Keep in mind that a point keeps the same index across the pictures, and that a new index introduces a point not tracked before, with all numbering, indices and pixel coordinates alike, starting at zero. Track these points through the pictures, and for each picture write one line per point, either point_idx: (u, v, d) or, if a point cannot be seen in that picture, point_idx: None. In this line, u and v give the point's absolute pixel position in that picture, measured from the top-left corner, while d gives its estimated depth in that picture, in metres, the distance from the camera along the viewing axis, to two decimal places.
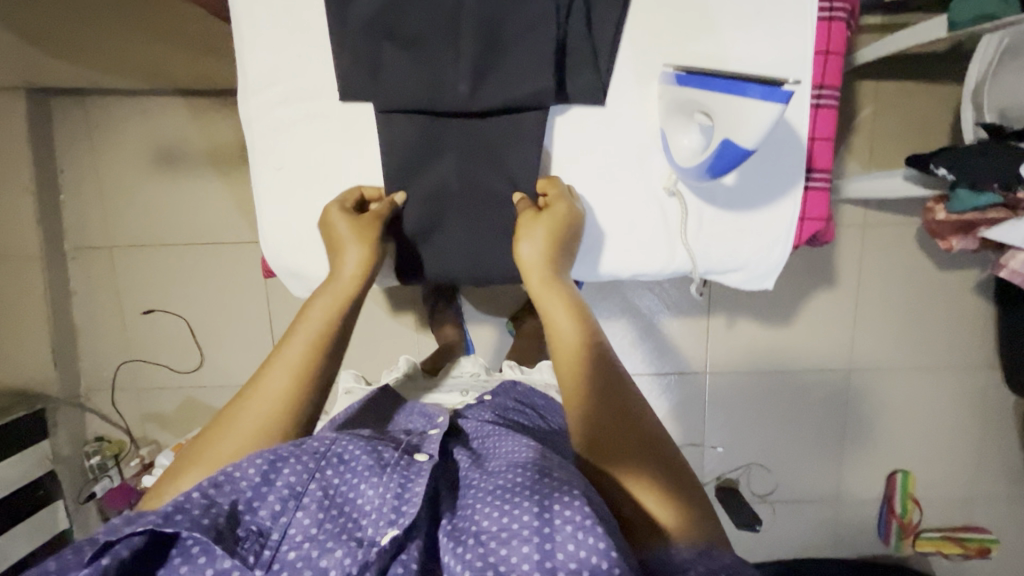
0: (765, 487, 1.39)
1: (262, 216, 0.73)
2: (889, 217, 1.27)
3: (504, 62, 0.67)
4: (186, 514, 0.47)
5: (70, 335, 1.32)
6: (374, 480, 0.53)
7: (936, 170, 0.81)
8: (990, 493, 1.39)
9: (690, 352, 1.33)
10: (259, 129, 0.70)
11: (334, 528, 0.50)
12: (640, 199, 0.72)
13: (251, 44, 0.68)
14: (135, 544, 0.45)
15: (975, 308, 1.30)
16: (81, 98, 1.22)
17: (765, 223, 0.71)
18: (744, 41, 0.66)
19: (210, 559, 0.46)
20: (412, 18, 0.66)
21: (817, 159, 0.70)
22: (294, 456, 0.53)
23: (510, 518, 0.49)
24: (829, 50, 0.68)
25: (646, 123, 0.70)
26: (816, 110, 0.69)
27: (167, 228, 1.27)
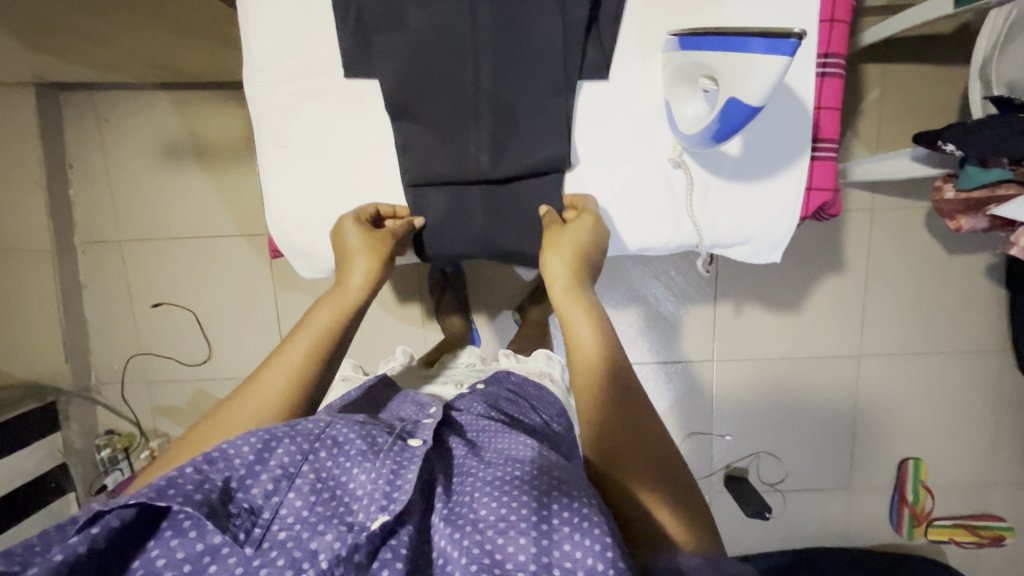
0: (775, 476, 1.38)
1: (268, 193, 0.74)
2: (897, 201, 1.26)
3: (511, 26, 0.66)
4: (179, 488, 0.46)
5: (81, 328, 1.33)
6: (366, 465, 0.53)
7: (945, 145, 0.81)
8: (1003, 480, 1.37)
9: (697, 340, 1.32)
10: (265, 107, 0.71)
11: (325, 511, 0.49)
12: (647, 171, 0.71)
13: (255, 24, 0.68)
14: (126, 515, 0.45)
15: (986, 292, 1.29)
16: (90, 92, 1.24)
17: (769, 195, 0.70)
18: (748, 12, 0.66)
19: (201, 534, 0.46)
20: None
21: (823, 128, 0.70)
22: (288, 437, 0.53)
23: (510, 510, 0.48)
24: (834, 18, 0.67)
25: (651, 96, 0.70)
26: (821, 79, 0.69)
27: (176, 220, 1.28)
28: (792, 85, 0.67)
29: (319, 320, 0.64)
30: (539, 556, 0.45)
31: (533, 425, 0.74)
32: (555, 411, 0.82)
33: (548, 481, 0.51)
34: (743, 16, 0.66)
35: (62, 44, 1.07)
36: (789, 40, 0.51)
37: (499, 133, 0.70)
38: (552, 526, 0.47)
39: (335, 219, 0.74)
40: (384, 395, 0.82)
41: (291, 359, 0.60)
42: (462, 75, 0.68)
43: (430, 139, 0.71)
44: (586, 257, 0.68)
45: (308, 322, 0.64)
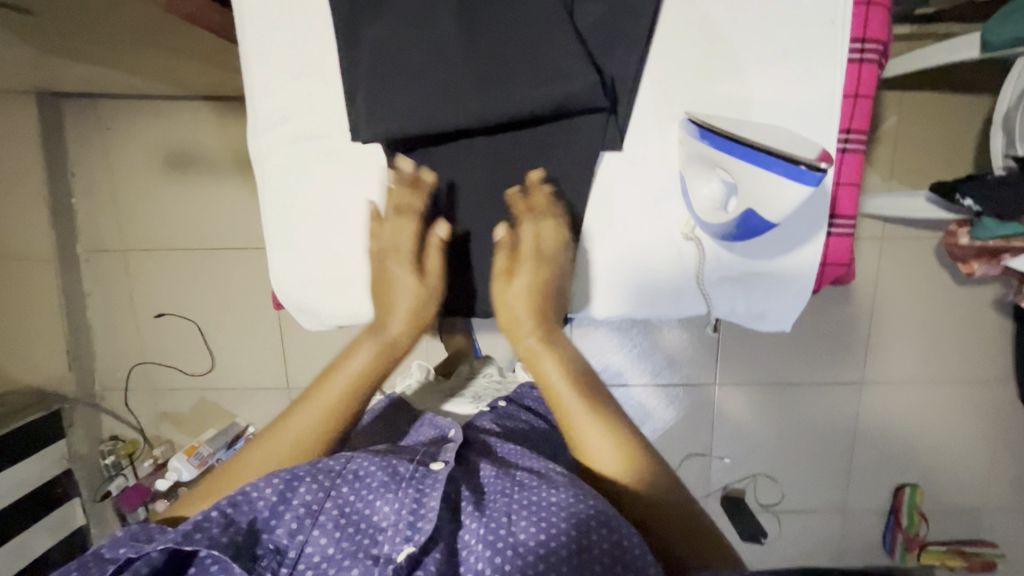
0: (772, 497, 1.39)
1: (273, 254, 0.71)
2: (908, 230, 1.24)
3: (509, 86, 0.61)
4: (203, 533, 0.52)
5: (85, 336, 1.33)
6: (388, 496, 0.59)
7: (962, 201, 0.79)
8: (998, 506, 1.38)
9: (699, 363, 1.32)
10: (270, 167, 0.68)
11: (350, 546, 0.56)
12: (658, 244, 0.69)
13: (261, 81, 0.66)
14: (153, 561, 0.52)
15: (993, 323, 1.28)
16: (90, 100, 1.21)
17: (785, 270, 0.68)
18: (768, 85, 0.64)
19: (227, 574, 0.53)
20: (413, 53, 0.62)
21: (840, 204, 0.67)
22: (310, 475, 0.59)
23: (544, 529, 0.55)
24: (858, 94, 0.65)
25: (666, 167, 0.68)
26: (841, 155, 0.66)
27: (178, 232, 1.27)
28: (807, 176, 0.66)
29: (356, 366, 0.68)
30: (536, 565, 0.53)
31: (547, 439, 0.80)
32: None
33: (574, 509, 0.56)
34: (761, 88, 0.64)
35: (61, 46, 1.04)
36: (815, 171, 0.54)
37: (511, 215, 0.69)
38: (589, 540, 0.54)
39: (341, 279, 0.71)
40: (400, 422, 0.82)
41: (330, 395, 0.66)
42: (477, 152, 0.67)
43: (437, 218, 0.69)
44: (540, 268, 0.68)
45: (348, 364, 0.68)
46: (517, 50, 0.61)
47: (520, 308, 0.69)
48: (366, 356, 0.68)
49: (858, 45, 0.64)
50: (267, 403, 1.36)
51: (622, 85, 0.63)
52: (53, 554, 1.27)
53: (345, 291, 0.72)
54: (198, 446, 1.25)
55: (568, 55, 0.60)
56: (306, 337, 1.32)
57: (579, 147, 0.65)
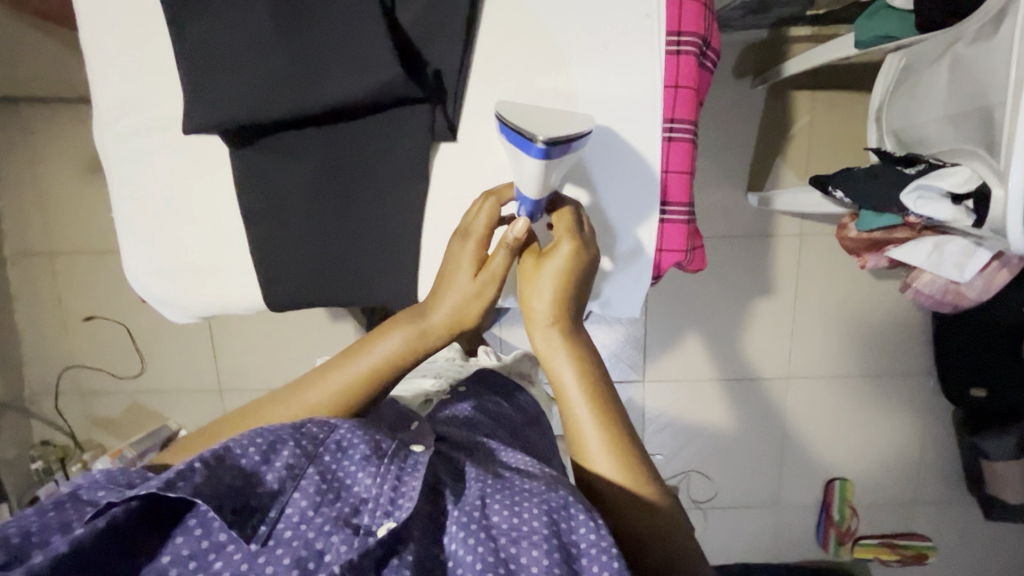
0: (703, 493, 1.40)
1: (128, 245, 0.63)
2: (826, 227, 1.27)
3: (332, 58, 0.54)
4: (188, 480, 0.43)
5: (13, 342, 1.32)
6: (372, 469, 0.48)
7: (833, 193, 0.81)
8: (929, 498, 1.40)
9: (628, 361, 1.34)
10: (114, 160, 0.61)
11: (334, 512, 0.45)
12: None
13: (101, 69, 0.58)
14: (130, 506, 0.43)
15: (913, 318, 1.31)
16: (15, 105, 1.22)
17: (615, 258, 0.60)
18: (626, 53, 0.55)
19: (206, 531, 0.43)
20: (226, 25, 0.55)
21: (669, 192, 0.59)
22: (294, 438, 0.49)
23: (521, 518, 0.45)
24: (679, 84, 0.56)
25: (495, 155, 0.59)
26: (666, 145, 0.57)
27: (107, 234, 1.28)
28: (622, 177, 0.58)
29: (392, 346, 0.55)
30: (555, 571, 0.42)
31: (515, 426, 0.72)
32: (534, 407, 0.81)
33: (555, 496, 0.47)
34: (589, 82, 0.56)
35: None
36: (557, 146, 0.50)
37: (333, 221, 0.60)
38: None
39: (208, 270, 0.63)
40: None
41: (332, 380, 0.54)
42: (299, 151, 0.59)
43: (266, 199, 0.60)
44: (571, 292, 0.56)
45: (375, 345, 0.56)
46: (344, 20, 0.54)
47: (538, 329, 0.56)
48: (398, 344, 0.55)
49: (675, 34, 0.55)
50: (199, 406, 1.36)
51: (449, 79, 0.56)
52: None
53: (199, 283, 0.63)
54: (123, 450, 1.24)
55: (381, 49, 0.54)
56: (238, 338, 1.33)
57: (403, 148, 0.58)
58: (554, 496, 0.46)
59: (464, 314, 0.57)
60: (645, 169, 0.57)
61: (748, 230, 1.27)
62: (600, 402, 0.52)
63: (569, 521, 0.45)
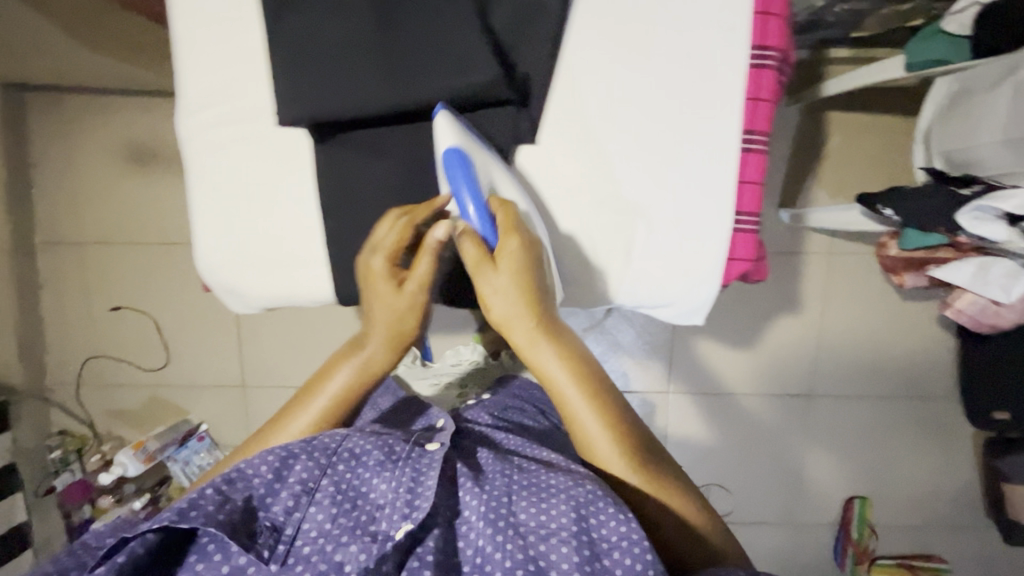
0: (722, 507, 1.39)
1: (199, 234, 0.63)
2: (854, 246, 1.28)
3: (421, 54, 0.54)
4: (199, 511, 0.51)
5: (36, 328, 1.30)
6: (386, 475, 0.57)
7: (882, 211, 0.82)
8: (945, 522, 1.40)
9: (653, 372, 1.34)
10: (192, 149, 0.61)
11: (348, 521, 0.54)
12: (568, 234, 0.59)
13: (191, 56, 0.59)
14: (149, 541, 0.49)
15: (936, 340, 1.32)
16: (56, 92, 1.22)
17: (688, 261, 0.59)
18: (712, 60, 0.55)
19: (224, 556, 0.51)
20: (319, 21, 0.55)
21: (741, 202, 0.59)
22: (306, 453, 0.58)
23: (546, 516, 0.53)
24: (758, 97, 0.57)
25: (578, 153, 0.58)
26: (742, 155, 0.58)
27: (138, 225, 1.27)
28: (700, 178, 0.58)
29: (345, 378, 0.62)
30: (581, 564, 0.50)
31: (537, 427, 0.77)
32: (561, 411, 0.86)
33: (583, 493, 0.54)
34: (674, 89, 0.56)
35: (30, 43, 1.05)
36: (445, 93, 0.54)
37: (411, 216, 0.59)
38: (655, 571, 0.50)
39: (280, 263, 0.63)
40: (382, 399, 0.82)
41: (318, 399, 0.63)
42: (379, 146, 0.59)
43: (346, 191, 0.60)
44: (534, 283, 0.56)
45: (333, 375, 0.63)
46: (435, 15, 0.54)
47: (519, 334, 0.57)
48: (349, 372, 0.62)
49: (758, 48, 0.56)
50: (220, 401, 1.35)
51: (536, 82, 0.56)
52: None
53: (273, 275, 0.63)
54: (145, 441, 1.23)
55: (472, 45, 0.54)
56: (263, 335, 1.32)
57: (483, 147, 0.58)
58: (581, 494, 0.54)
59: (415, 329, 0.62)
60: (726, 174, 0.57)
61: (778, 246, 1.28)
62: (583, 381, 0.58)
63: (596, 516, 0.52)
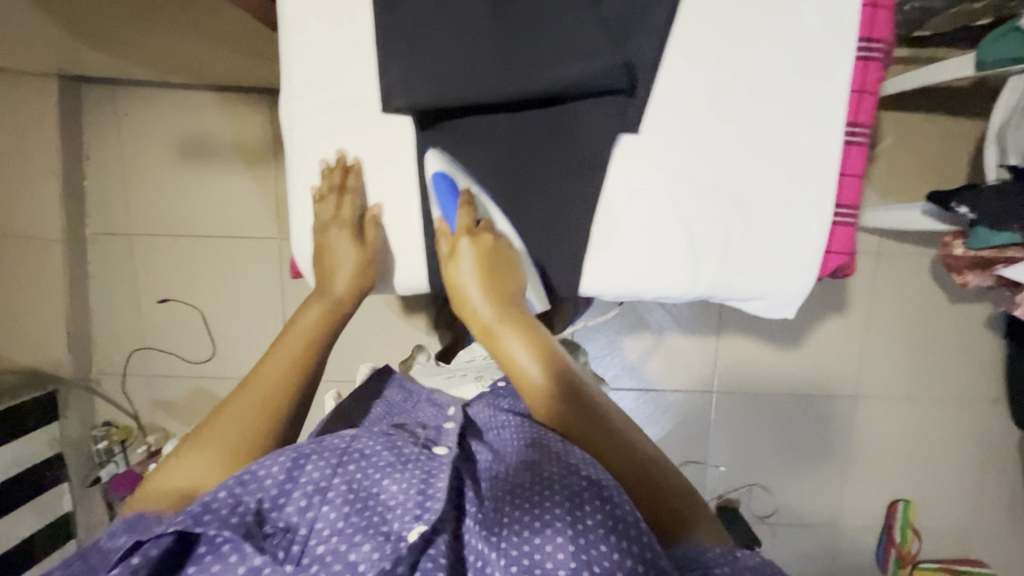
0: (765, 509, 1.39)
1: (298, 220, 0.69)
2: (903, 247, 1.28)
3: (536, 48, 0.58)
4: (214, 515, 0.45)
5: (86, 320, 1.32)
6: (397, 475, 0.50)
7: (957, 208, 0.82)
8: (989, 525, 1.38)
9: (698, 371, 1.33)
10: (298, 137, 0.66)
11: (360, 521, 0.46)
12: (668, 224, 0.61)
13: (298, 45, 0.63)
14: (164, 544, 0.44)
15: (985, 342, 1.31)
16: (112, 86, 1.24)
17: (786, 252, 0.61)
18: (817, 54, 0.57)
19: (240, 556, 0.44)
20: (444, 18, 0.59)
21: (841, 194, 0.61)
22: (317, 451, 0.51)
23: (542, 510, 0.46)
24: (864, 89, 0.59)
25: (681, 142, 0.60)
26: (846, 147, 0.60)
27: (189, 218, 1.28)
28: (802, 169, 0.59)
29: (309, 318, 0.64)
30: (576, 557, 0.43)
31: None
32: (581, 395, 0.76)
33: (577, 480, 0.48)
34: (779, 82, 0.58)
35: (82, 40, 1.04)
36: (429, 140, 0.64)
37: (516, 201, 0.64)
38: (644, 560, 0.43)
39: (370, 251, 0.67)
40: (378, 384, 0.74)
41: (286, 350, 0.60)
42: (485, 135, 0.63)
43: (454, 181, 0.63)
44: (485, 267, 0.63)
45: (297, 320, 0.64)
46: (546, 14, 0.58)
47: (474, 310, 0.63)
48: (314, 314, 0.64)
49: (864, 42, 0.59)
50: None
51: (643, 74, 0.59)
52: (35, 542, 1.23)
53: None
54: None
55: (594, 39, 0.57)
56: None
57: (589, 135, 0.61)
58: (575, 484, 0.47)
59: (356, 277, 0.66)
60: (829, 166, 0.59)
61: None
62: (536, 354, 0.59)
63: (585, 505, 0.46)
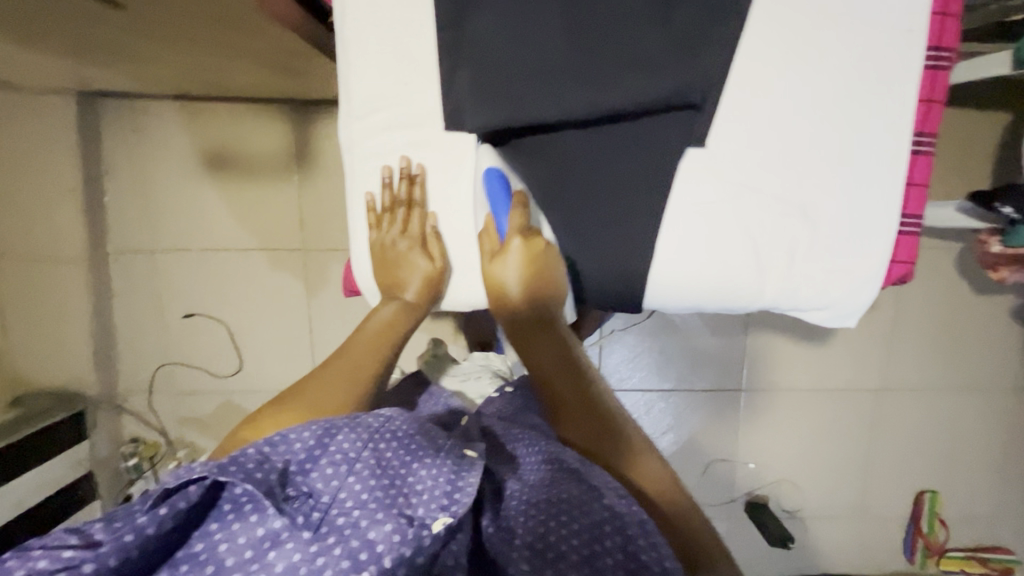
0: (795, 503, 1.40)
1: (353, 239, 0.70)
2: (931, 241, 1.28)
3: (607, 64, 0.58)
4: (239, 467, 0.46)
5: (111, 338, 1.31)
6: (429, 462, 0.50)
7: (1002, 209, 0.84)
8: (1014, 514, 1.40)
9: (725, 369, 1.34)
10: (358, 154, 0.67)
11: (384, 498, 0.47)
12: (733, 238, 0.62)
13: (359, 68, 0.64)
14: (191, 497, 0.44)
15: (1011, 333, 1.32)
16: (131, 100, 1.22)
17: (852, 262, 0.61)
18: (881, 65, 0.59)
19: (260, 517, 0.45)
20: (511, 32, 0.58)
21: (907, 203, 0.62)
22: (349, 426, 0.51)
23: (558, 532, 0.49)
24: (932, 98, 0.60)
25: (748, 156, 0.61)
26: (912, 156, 0.61)
27: (211, 232, 1.27)
28: (866, 179, 0.60)
29: (384, 316, 0.65)
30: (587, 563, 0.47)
31: None
32: None
33: (593, 509, 0.50)
34: (843, 91, 0.59)
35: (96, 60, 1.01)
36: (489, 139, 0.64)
37: (582, 217, 0.63)
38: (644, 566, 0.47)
39: None
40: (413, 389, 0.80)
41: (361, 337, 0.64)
42: (550, 150, 0.63)
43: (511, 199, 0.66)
44: (537, 270, 0.63)
45: (374, 317, 0.65)
46: (616, 31, 0.58)
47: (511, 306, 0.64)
48: (389, 311, 0.65)
49: (933, 50, 0.59)
50: None
51: (712, 88, 0.59)
52: None
53: None
54: None
55: (666, 54, 0.57)
56: (334, 339, 1.32)
57: (657, 151, 0.61)
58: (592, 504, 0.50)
59: (434, 281, 0.66)
60: (893, 176, 0.60)
61: None
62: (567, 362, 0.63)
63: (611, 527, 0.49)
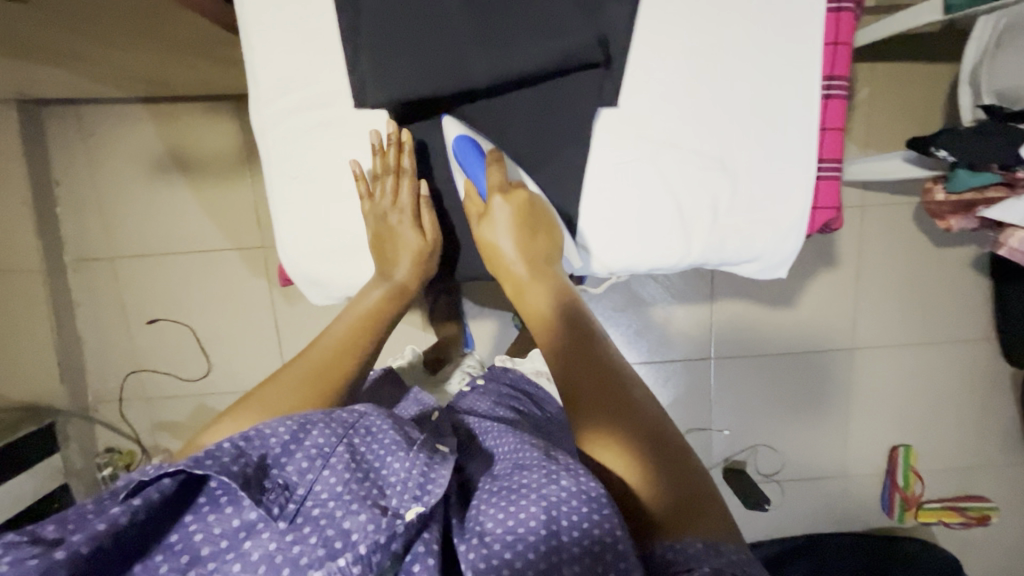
0: (772, 467, 1.41)
1: (278, 226, 0.70)
2: (887, 197, 1.29)
3: (506, 30, 0.59)
4: (215, 458, 0.42)
5: (76, 349, 1.30)
6: (402, 454, 0.47)
7: (937, 152, 0.84)
8: (988, 461, 1.42)
9: (693, 338, 1.34)
10: (273, 138, 0.66)
11: (359, 490, 0.44)
12: (657, 194, 0.63)
13: (266, 50, 0.64)
14: (165, 487, 0.42)
15: (973, 283, 1.33)
16: (74, 107, 1.21)
17: (775, 211, 0.63)
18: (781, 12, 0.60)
19: (236, 508, 0.42)
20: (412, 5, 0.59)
21: (824, 149, 0.64)
22: (324, 421, 0.48)
23: (516, 516, 0.42)
24: (838, 40, 0.61)
25: (661, 110, 0.62)
26: (825, 102, 0.63)
27: (169, 236, 1.26)
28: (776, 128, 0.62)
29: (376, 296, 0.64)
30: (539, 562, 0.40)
31: (540, 420, 0.70)
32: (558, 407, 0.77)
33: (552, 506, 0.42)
34: (750, 41, 0.60)
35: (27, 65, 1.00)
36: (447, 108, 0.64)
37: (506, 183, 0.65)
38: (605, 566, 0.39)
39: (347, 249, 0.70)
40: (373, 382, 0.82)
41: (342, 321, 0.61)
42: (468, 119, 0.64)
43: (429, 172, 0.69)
44: (526, 226, 0.61)
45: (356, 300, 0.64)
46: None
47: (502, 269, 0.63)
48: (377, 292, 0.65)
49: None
50: None
51: (616, 44, 0.59)
52: None
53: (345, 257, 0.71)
54: None
55: (567, 14, 0.58)
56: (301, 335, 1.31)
57: (570, 112, 0.62)
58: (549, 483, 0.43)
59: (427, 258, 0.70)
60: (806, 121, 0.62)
61: None
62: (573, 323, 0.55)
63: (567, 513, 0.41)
